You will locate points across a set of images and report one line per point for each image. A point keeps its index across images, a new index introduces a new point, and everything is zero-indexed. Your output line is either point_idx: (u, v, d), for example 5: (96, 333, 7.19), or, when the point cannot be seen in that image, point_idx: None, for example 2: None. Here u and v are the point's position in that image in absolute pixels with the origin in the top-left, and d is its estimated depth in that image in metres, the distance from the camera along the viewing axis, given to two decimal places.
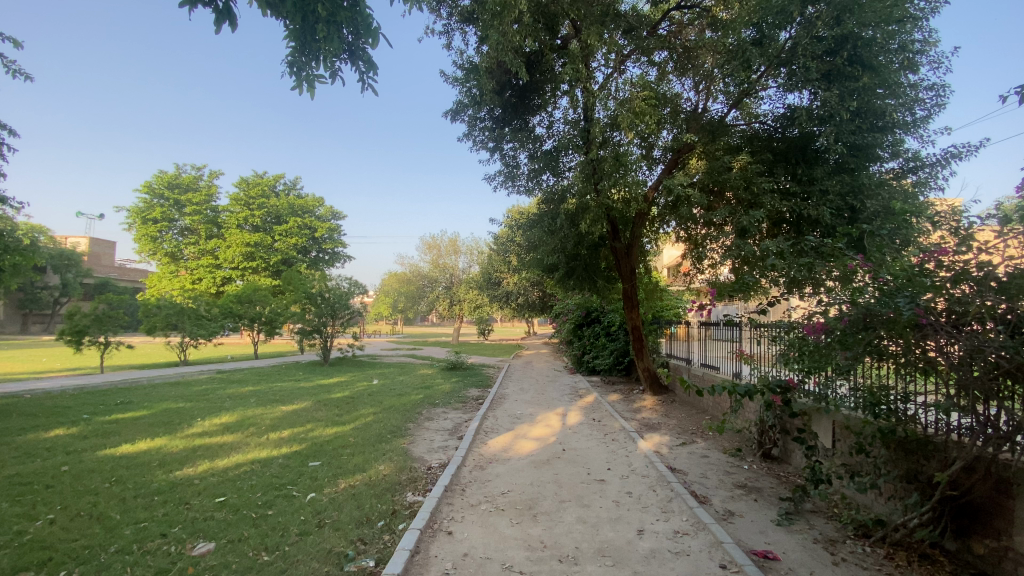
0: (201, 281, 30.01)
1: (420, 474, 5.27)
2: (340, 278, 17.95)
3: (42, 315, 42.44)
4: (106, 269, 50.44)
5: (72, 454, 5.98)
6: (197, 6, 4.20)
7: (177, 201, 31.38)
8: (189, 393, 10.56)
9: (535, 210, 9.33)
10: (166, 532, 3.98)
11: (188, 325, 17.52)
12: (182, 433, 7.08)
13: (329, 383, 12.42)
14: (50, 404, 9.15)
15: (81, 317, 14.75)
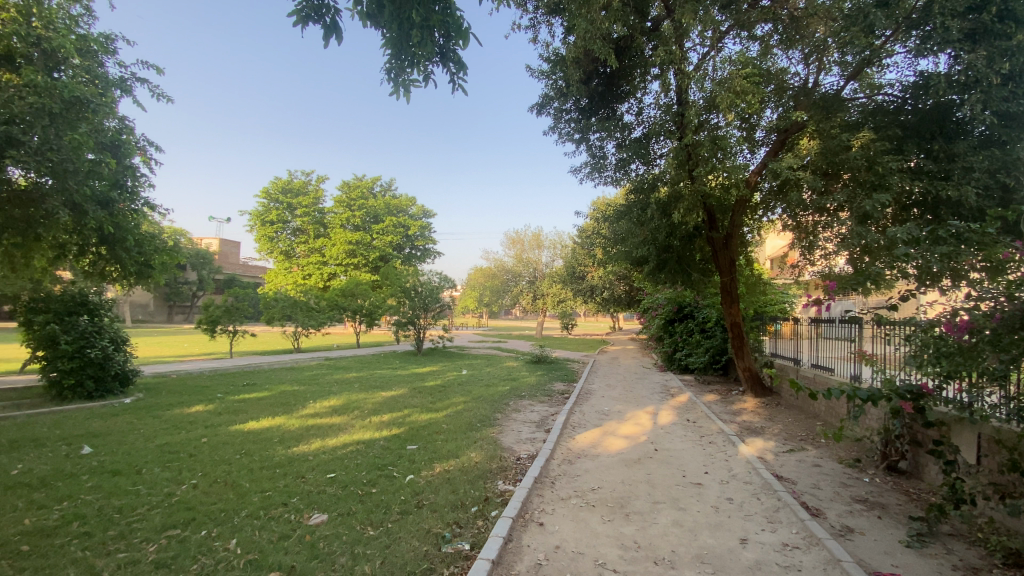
0: (311, 276, 32.99)
1: (510, 464, 5.36)
2: (430, 273, 18.74)
3: (185, 306, 49.11)
4: (234, 266, 57.31)
5: (210, 427, 6.85)
6: (308, 23, 4.67)
7: (290, 205, 34.72)
8: (302, 378, 11.66)
9: (624, 201, 9.06)
10: (286, 502, 4.41)
11: (300, 316, 19.34)
12: (297, 413, 7.84)
13: (423, 372, 13.08)
14: (192, 384, 10.55)
15: (215, 308, 16.83)
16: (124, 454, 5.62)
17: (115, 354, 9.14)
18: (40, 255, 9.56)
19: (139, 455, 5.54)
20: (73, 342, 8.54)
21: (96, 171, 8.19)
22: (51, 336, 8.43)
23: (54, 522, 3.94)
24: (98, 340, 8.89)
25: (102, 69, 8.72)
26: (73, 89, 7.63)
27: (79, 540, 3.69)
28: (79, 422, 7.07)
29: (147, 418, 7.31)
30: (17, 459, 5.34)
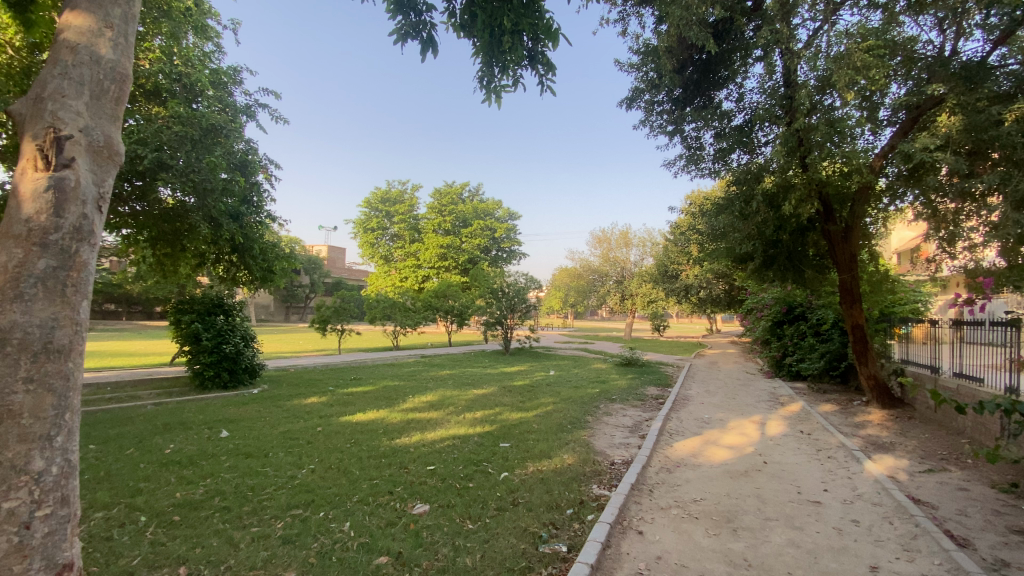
0: (406, 279, 34.94)
1: (604, 468, 5.26)
2: (517, 274, 18.99)
3: (299, 307, 54.34)
4: (341, 270, 62.54)
5: (323, 417, 7.51)
6: (408, 39, 4.96)
7: (388, 213, 37.16)
8: (401, 374, 12.38)
9: (722, 195, 8.53)
10: (391, 490, 4.69)
11: (398, 316, 20.60)
12: (398, 407, 8.34)
13: (512, 371, 13.28)
14: (307, 378, 11.63)
15: (325, 308, 18.47)
16: (254, 438, 6.32)
17: (244, 350, 10.34)
18: (186, 264, 11.06)
19: (266, 441, 6.21)
20: (212, 339, 9.79)
21: (228, 188, 9.33)
22: (195, 333, 9.74)
23: (201, 496, 4.52)
24: (231, 337, 10.11)
25: (231, 98, 9.88)
26: (209, 117, 8.82)
27: (220, 513, 4.20)
28: (219, 408, 8.09)
29: (272, 407, 8.18)
30: (173, 439, 6.22)
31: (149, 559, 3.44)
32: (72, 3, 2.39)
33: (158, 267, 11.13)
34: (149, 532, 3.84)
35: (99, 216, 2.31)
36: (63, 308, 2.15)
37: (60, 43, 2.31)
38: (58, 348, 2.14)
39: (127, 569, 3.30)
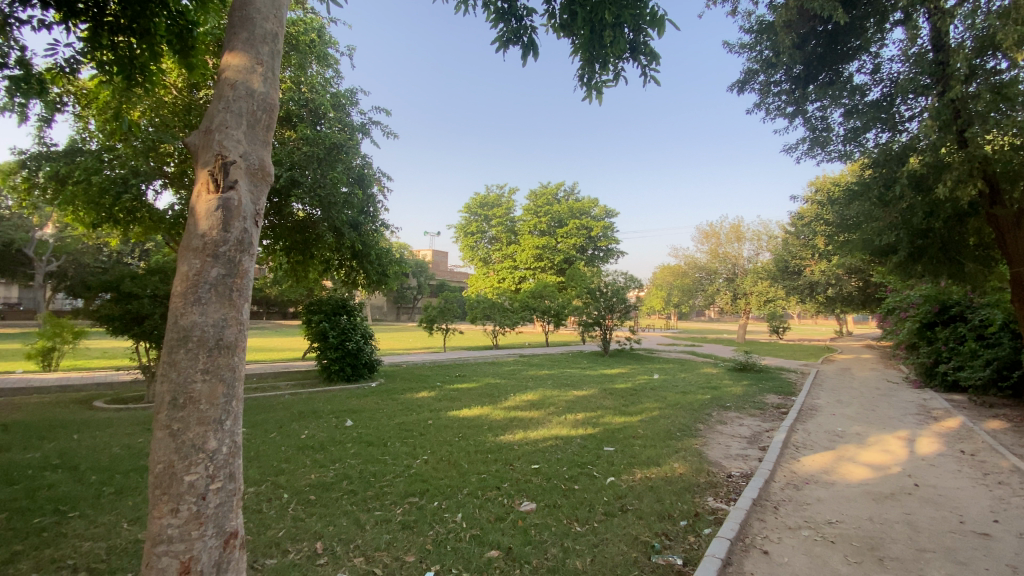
0: (505, 280, 35.79)
1: (720, 481, 4.92)
2: (617, 273, 18.52)
3: (407, 308, 58.09)
4: (444, 272, 65.91)
5: (433, 411, 7.95)
6: (510, 44, 5.07)
7: (487, 216, 38.37)
8: (502, 373, 12.68)
9: (856, 179, 7.59)
10: (499, 486, 4.82)
11: (498, 316, 21.18)
12: (502, 405, 8.56)
13: (614, 373, 13.00)
14: (417, 374, 12.39)
15: (432, 309, 19.55)
16: (374, 428, 6.86)
17: (364, 346, 11.25)
18: (313, 269, 12.35)
19: (384, 431, 6.70)
20: (337, 337, 10.81)
21: (348, 201, 10.26)
22: (323, 331, 10.83)
23: (332, 478, 5.00)
24: (353, 335, 11.08)
25: (349, 118, 10.84)
26: (331, 137, 9.80)
27: (348, 496, 4.61)
28: (343, 400, 8.91)
29: (388, 400, 8.83)
30: (307, 426, 6.97)
31: (291, 532, 3.87)
32: (231, 45, 2.64)
33: (292, 273, 12.56)
34: (291, 508, 4.33)
35: (257, 228, 2.53)
36: (231, 309, 2.39)
37: (223, 81, 2.56)
38: (228, 344, 2.37)
39: (275, 540, 3.75)
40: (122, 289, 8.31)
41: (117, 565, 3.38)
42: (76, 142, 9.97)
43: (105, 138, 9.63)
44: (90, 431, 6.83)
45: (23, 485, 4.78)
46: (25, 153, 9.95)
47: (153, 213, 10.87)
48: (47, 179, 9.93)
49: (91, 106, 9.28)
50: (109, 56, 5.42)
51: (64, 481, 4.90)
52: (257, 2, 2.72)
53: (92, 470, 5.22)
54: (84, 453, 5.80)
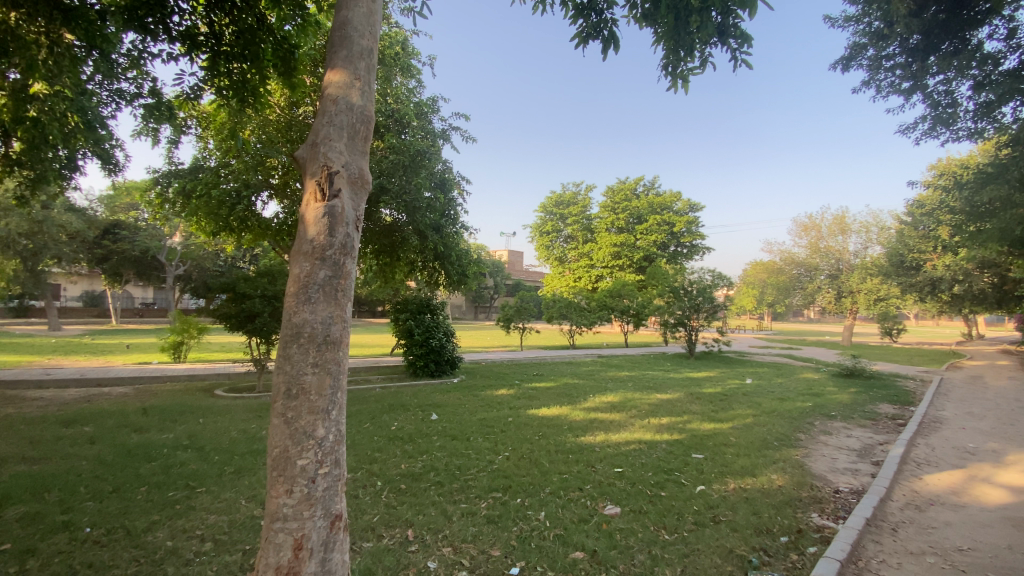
0: (582, 279, 35.42)
1: (825, 496, 4.52)
2: (702, 270, 17.59)
3: (484, 307, 59.35)
4: (520, 271, 66.63)
5: (513, 409, 8.05)
6: (590, 40, 5.01)
7: (563, 215, 38.13)
8: (581, 373, 12.56)
9: (991, 160, 6.62)
10: (582, 487, 4.78)
11: (575, 316, 21.05)
12: (582, 405, 8.47)
13: (699, 377, 12.39)
14: (497, 372, 12.64)
15: (509, 308, 19.81)
16: (457, 423, 7.09)
17: (446, 343, 11.66)
18: (399, 270, 13.02)
19: (467, 426, 6.90)
20: (422, 334, 11.32)
21: (430, 204, 10.74)
22: (409, 329, 11.39)
23: (420, 469, 5.24)
24: (436, 332, 11.53)
25: (431, 125, 11.28)
26: (414, 144, 10.26)
27: (435, 487, 4.79)
28: (428, 394, 9.30)
29: (470, 396, 9.08)
30: (396, 418, 7.36)
31: (385, 518, 4.10)
32: (332, 63, 2.84)
33: (380, 274, 13.33)
34: (384, 495, 4.59)
35: (358, 233, 2.71)
36: (336, 308, 2.58)
37: (326, 97, 2.77)
38: (334, 340, 2.56)
39: (371, 524, 3.99)
40: (238, 290, 9.31)
41: (238, 537, 3.79)
42: (199, 161, 11.30)
43: (222, 156, 10.83)
44: (212, 416, 7.71)
45: (161, 461, 5.49)
46: (160, 172, 11.45)
47: (261, 222, 12.05)
48: (177, 194, 11.35)
49: (211, 128, 10.48)
50: (225, 81, 6.10)
51: (193, 459, 5.57)
52: (355, 21, 2.90)
53: (215, 451, 5.89)
54: (208, 436, 6.56)
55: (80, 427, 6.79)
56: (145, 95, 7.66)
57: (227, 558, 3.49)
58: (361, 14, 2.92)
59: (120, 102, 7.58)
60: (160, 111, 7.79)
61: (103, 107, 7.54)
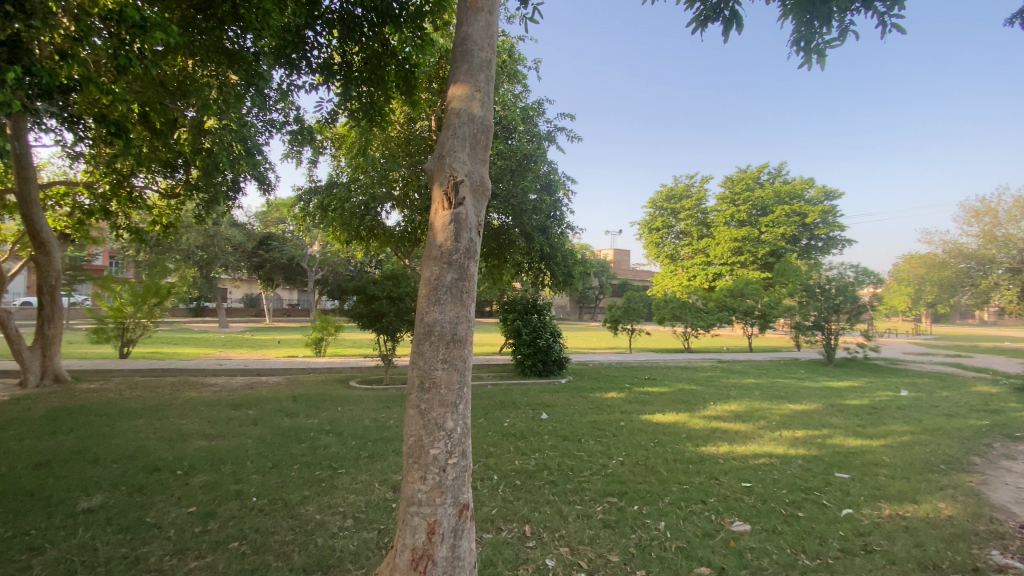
0: (696, 277, 33.45)
1: (1012, 533, 3.78)
2: (842, 266, 15.61)
3: (590, 307, 58.64)
4: (628, 271, 64.83)
5: (626, 413, 7.85)
6: (709, 23, 4.73)
7: (674, 210, 36.16)
8: (698, 378, 11.83)
9: None
10: (705, 500, 4.51)
11: (690, 317, 19.96)
12: (701, 413, 7.99)
13: (839, 386, 11.00)
14: (608, 374, 12.41)
15: (617, 308, 19.35)
16: (569, 424, 7.09)
17: (554, 343, 11.74)
18: (507, 272, 13.39)
19: (578, 427, 6.88)
20: (530, 334, 11.53)
21: (537, 207, 11.01)
22: (518, 329, 11.68)
23: (534, 467, 5.33)
24: (544, 333, 11.68)
25: (537, 128, 11.48)
26: (522, 149, 10.61)
27: (549, 486, 4.84)
28: (538, 394, 9.44)
29: (580, 398, 9.03)
30: (508, 415, 7.58)
31: (503, 512, 4.24)
32: (454, 77, 3.01)
33: (490, 277, 13.83)
34: (501, 489, 4.74)
35: (480, 237, 2.85)
36: (462, 309, 2.73)
37: (450, 110, 2.94)
38: (460, 338, 2.72)
39: (490, 516, 4.15)
40: (367, 291, 10.25)
41: (373, 517, 4.18)
42: (333, 177, 12.68)
43: (353, 172, 12.06)
44: (347, 405, 8.59)
45: (309, 443, 6.24)
46: (303, 190, 13.07)
47: (385, 229, 13.17)
48: (316, 208, 12.85)
49: (343, 147, 11.72)
50: (355, 104, 6.75)
51: (334, 443, 6.26)
52: (474, 35, 3.04)
53: (351, 437, 6.55)
54: (345, 422, 7.33)
55: (246, 409, 7.97)
56: (291, 122, 8.76)
57: (365, 535, 3.86)
58: (480, 28, 3.05)
59: (272, 130, 8.76)
60: (303, 135, 8.86)
61: (260, 136, 8.77)
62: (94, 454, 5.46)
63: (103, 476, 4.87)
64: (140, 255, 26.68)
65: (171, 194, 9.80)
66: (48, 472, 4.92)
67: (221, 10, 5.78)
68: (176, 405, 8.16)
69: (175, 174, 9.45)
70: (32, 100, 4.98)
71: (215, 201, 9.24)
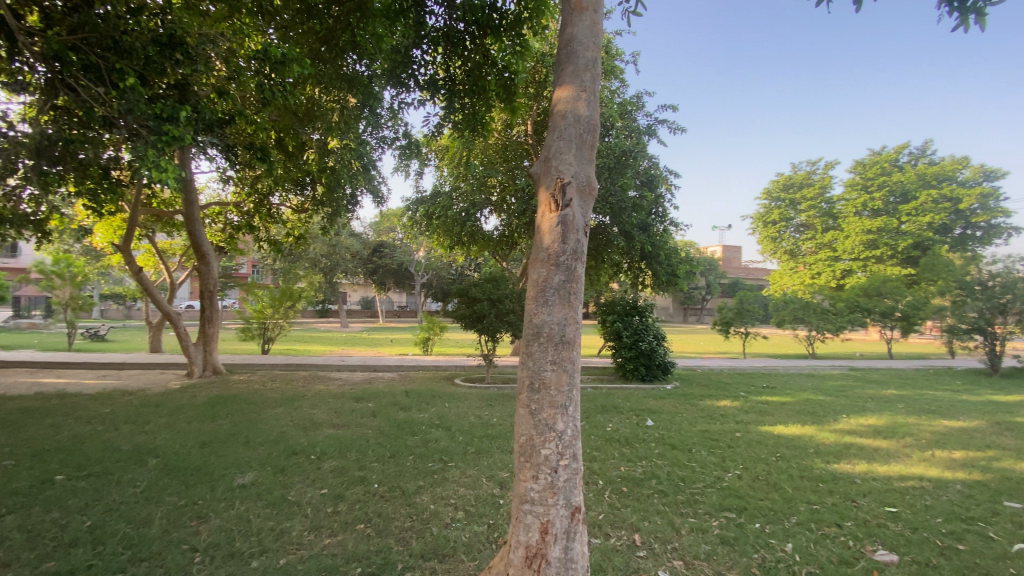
0: (820, 275, 29.97)
1: None
2: (1011, 258, 13.13)
3: (696, 308, 55.43)
4: (738, 269, 60.39)
5: (741, 423, 7.30)
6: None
7: (793, 200, 33.04)
8: (826, 388, 10.64)
9: None
10: (840, 523, 4.05)
11: (814, 319, 18.08)
12: (830, 426, 7.17)
13: (1013, 401, 9.24)
14: (718, 380, 11.64)
15: (727, 310, 18.10)
16: (677, 432, 6.76)
17: (658, 347, 11.26)
18: (607, 273, 13.15)
19: (687, 436, 6.54)
20: (631, 337, 11.19)
21: (637, 204, 10.77)
22: (618, 331, 11.37)
23: (641, 474, 5.15)
24: (646, 335, 11.27)
25: (636, 123, 11.23)
26: (620, 145, 10.42)
27: (659, 495, 4.65)
28: (641, 399, 9.12)
29: (688, 405, 8.58)
30: (611, 420, 7.42)
31: (610, 518, 4.15)
32: (560, 80, 3.01)
33: (589, 278, 13.70)
34: (607, 495, 4.66)
35: (587, 237, 2.82)
36: (570, 310, 2.73)
37: (555, 113, 2.95)
38: (569, 340, 2.71)
39: (597, 521, 4.09)
40: (469, 294, 10.62)
41: (482, 511, 4.32)
42: (437, 187, 13.44)
43: (455, 181, 12.66)
44: (453, 402, 9.01)
45: (420, 436, 6.64)
46: (411, 199, 14.00)
47: (485, 234, 13.65)
48: (422, 217, 13.70)
49: (446, 158, 12.38)
50: (458, 115, 7.06)
51: (443, 437, 6.60)
52: (579, 35, 3.02)
53: (458, 432, 6.86)
54: (452, 418, 7.69)
55: (365, 402, 8.71)
56: (400, 137, 9.40)
57: (476, 528, 4.00)
58: (585, 27, 3.03)
59: (384, 146, 9.47)
60: (410, 149, 9.46)
61: (374, 152, 9.54)
62: (245, 437, 6.30)
63: (253, 456, 5.60)
64: (278, 263, 30.47)
65: (300, 209, 11.01)
66: (211, 450, 5.77)
67: (340, 41, 6.35)
68: (308, 396, 9.16)
69: (304, 191, 10.61)
70: (198, 132, 5.94)
71: (336, 214, 10.25)
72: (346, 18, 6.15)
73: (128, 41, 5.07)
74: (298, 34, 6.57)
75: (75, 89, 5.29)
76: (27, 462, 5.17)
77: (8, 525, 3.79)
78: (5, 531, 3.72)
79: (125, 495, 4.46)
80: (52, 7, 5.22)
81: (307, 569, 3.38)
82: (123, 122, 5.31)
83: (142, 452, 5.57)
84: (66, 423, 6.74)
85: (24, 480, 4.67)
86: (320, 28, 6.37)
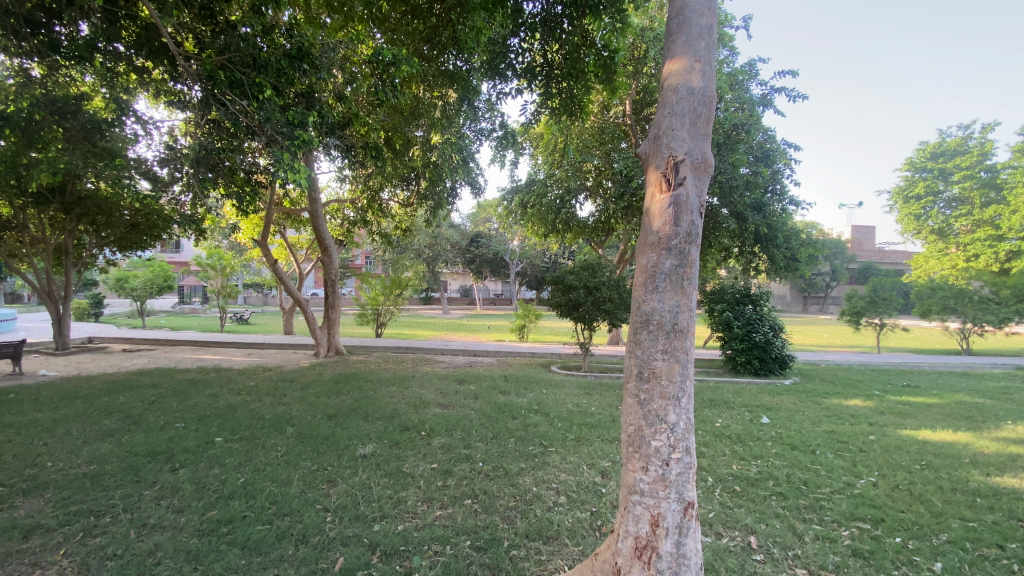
0: (979, 257, 24.66)
1: None
2: None
3: (819, 297, 50.03)
4: (869, 252, 53.42)
5: (875, 425, 6.49)
6: None
7: (943, 170, 29.22)
8: (987, 389, 9.09)
9: None
10: (1002, 545, 3.52)
11: (971, 309, 15.51)
12: (990, 433, 6.13)
13: None
14: (846, 376, 10.48)
15: (858, 299, 16.06)
16: (797, 431, 6.19)
17: (774, 339, 10.33)
18: (714, 258, 12.38)
19: (810, 436, 5.95)
20: (742, 328, 10.43)
21: (749, 181, 10.03)
22: (727, 321, 10.63)
23: (755, 474, 4.78)
24: (760, 326, 10.41)
25: (747, 93, 10.50)
26: (731, 119, 9.66)
27: (777, 498, 4.29)
28: (754, 394, 8.49)
29: (809, 402, 7.82)
30: (720, 415, 7.00)
31: (721, 517, 3.92)
32: (671, 52, 2.84)
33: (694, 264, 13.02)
34: (718, 493, 4.40)
35: (702, 219, 2.65)
36: (683, 297, 2.59)
37: (666, 87, 2.78)
38: (681, 329, 2.59)
39: (707, 519, 3.88)
40: (565, 282, 10.60)
41: (584, 498, 4.32)
42: (531, 175, 13.55)
43: (551, 169, 12.66)
44: (551, 388, 9.11)
45: (520, 420, 6.80)
46: (507, 190, 14.31)
47: (580, 221, 13.58)
48: (517, 206, 13.89)
49: (541, 146, 12.43)
50: (555, 100, 7.01)
51: (543, 422, 6.68)
52: (692, 2, 2.81)
53: (557, 418, 6.90)
54: (550, 404, 7.76)
55: (467, 385, 9.10)
56: (497, 128, 9.56)
57: (579, 515, 4.00)
58: None
59: (482, 137, 9.69)
60: (508, 139, 9.58)
61: (473, 144, 9.82)
62: (365, 412, 6.90)
63: (371, 430, 6.11)
64: (387, 253, 32.92)
65: (406, 202, 11.73)
66: (336, 423, 6.40)
67: (443, 38, 6.52)
68: (416, 377, 9.79)
69: (410, 187, 11.26)
70: (323, 134, 6.66)
71: (438, 206, 10.75)
72: (448, 16, 6.20)
73: (264, 56, 5.62)
74: (403, 36, 6.73)
75: (223, 103, 6.03)
76: (194, 425, 6.14)
77: (182, 477, 4.53)
78: (180, 481, 4.45)
79: (269, 457, 5.12)
80: (201, 31, 5.82)
81: (422, 538, 3.61)
82: (262, 130, 6.01)
83: (280, 421, 6.35)
84: (221, 393, 7.90)
85: (192, 440, 5.54)
86: (424, 28, 6.54)
